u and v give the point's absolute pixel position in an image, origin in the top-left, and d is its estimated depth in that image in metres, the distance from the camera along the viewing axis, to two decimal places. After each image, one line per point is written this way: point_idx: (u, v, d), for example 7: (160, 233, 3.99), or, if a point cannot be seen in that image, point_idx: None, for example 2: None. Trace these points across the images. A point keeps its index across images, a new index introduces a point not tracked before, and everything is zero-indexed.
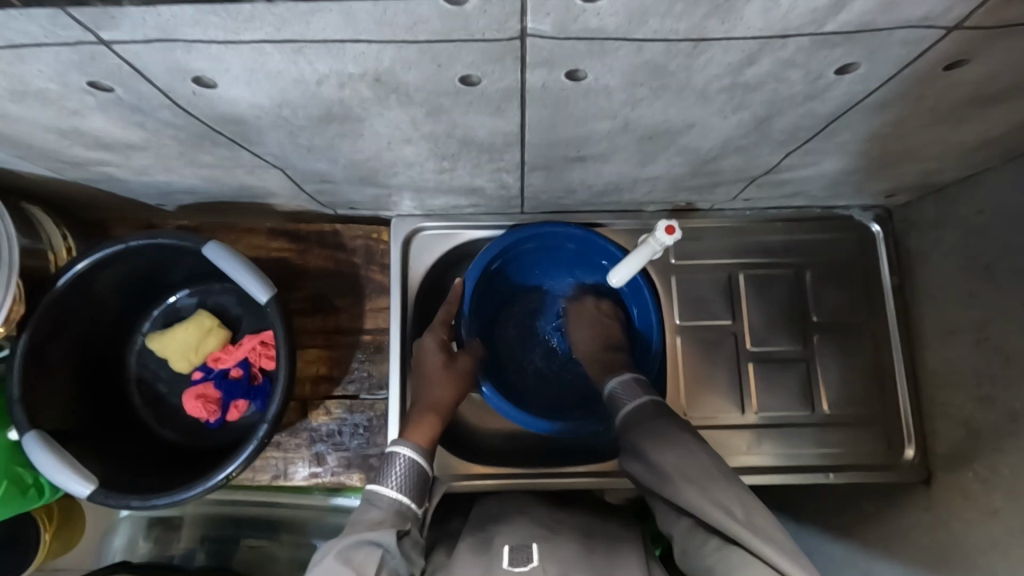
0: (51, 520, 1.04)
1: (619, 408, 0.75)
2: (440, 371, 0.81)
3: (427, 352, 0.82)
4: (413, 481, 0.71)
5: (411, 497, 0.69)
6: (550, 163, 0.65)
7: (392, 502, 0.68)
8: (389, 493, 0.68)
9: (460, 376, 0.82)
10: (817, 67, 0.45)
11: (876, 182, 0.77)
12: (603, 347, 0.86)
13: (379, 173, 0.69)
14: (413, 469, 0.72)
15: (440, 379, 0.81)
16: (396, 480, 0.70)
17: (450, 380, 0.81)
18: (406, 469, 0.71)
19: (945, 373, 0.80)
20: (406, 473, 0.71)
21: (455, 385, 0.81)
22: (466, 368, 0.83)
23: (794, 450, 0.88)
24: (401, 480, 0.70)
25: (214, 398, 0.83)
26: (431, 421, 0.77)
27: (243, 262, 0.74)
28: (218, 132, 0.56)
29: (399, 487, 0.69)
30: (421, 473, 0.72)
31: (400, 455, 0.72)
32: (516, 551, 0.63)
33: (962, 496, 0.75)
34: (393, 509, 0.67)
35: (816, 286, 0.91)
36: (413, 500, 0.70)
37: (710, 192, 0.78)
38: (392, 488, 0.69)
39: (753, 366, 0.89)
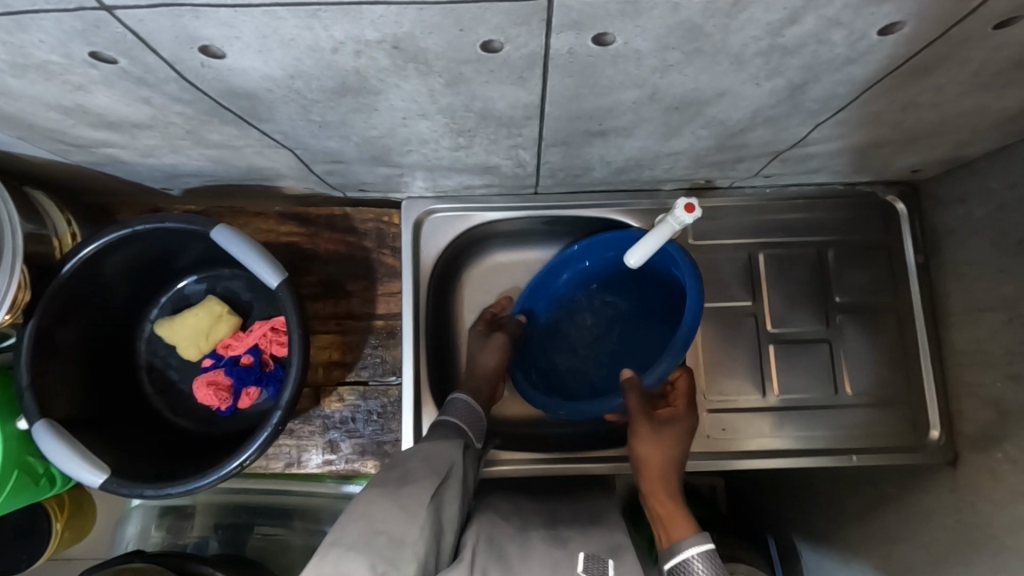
0: (62, 510, 1.04)
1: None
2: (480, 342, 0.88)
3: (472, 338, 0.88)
4: (473, 419, 0.78)
5: (471, 428, 0.76)
6: (569, 138, 0.62)
7: (455, 425, 0.75)
8: (453, 420, 0.75)
9: (499, 345, 0.86)
10: (861, 27, 0.42)
11: (904, 156, 0.75)
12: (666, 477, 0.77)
13: (392, 151, 0.66)
14: (471, 410, 0.79)
15: (485, 354, 0.86)
16: (458, 415, 0.77)
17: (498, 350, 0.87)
18: (467, 408, 0.78)
19: (973, 352, 0.78)
20: (467, 410, 0.78)
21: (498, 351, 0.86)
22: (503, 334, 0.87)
23: (816, 432, 0.86)
24: (463, 413, 0.77)
25: (225, 385, 0.81)
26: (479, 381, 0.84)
27: (254, 246, 0.72)
28: (227, 107, 0.53)
29: (461, 420, 0.76)
30: (478, 415, 0.79)
31: (459, 399, 0.79)
32: (591, 561, 0.61)
33: (989, 478, 0.73)
34: (453, 430, 0.74)
35: (839, 265, 0.88)
36: (473, 432, 0.76)
37: (732, 168, 0.75)
38: (456, 417, 0.76)
39: (774, 348, 0.88)
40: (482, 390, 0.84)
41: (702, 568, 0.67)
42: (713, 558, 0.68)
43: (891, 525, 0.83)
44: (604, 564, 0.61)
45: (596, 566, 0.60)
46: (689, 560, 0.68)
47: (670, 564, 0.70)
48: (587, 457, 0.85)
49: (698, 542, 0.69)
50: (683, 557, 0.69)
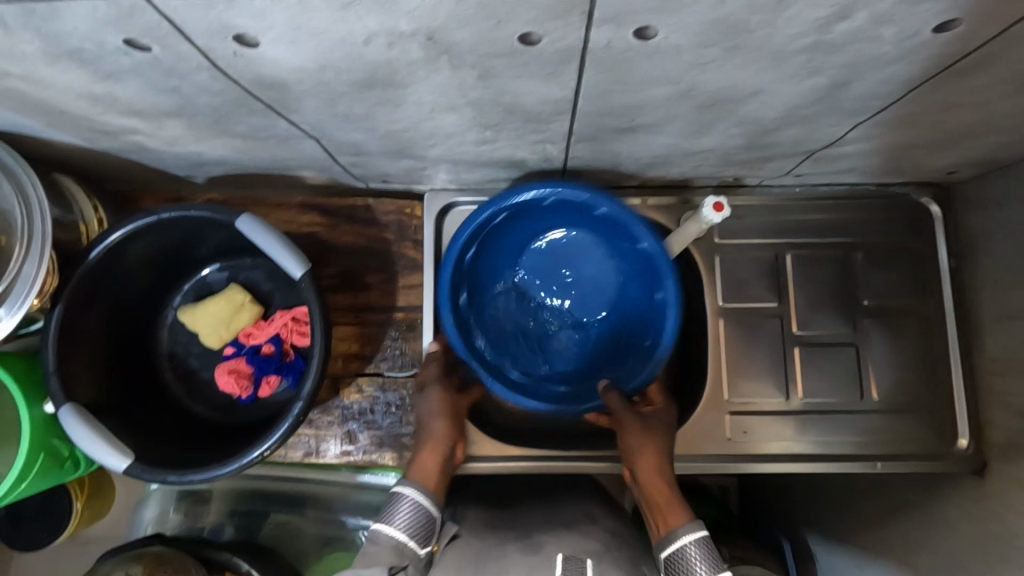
0: (82, 491, 1.06)
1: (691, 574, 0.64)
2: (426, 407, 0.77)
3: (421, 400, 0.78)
4: (418, 524, 0.65)
5: (414, 539, 0.64)
6: (598, 133, 0.61)
7: (390, 541, 0.62)
8: (391, 532, 0.63)
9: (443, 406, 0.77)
10: (912, 24, 0.41)
11: (941, 157, 0.72)
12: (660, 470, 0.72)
13: (418, 144, 0.66)
14: (419, 511, 0.65)
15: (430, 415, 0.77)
16: (402, 522, 0.64)
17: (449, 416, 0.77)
18: (413, 510, 0.65)
19: (1007, 360, 0.76)
20: (413, 514, 0.65)
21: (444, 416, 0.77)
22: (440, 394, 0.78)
23: (838, 436, 0.85)
24: (406, 521, 0.64)
25: (246, 373, 0.82)
26: (429, 459, 0.72)
27: (277, 236, 0.72)
28: (255, 98, 0.53)
29: (404, 529, 0.64)
30: (428, 514, 0.66)
31: (403, 496, 0.66)
32: (570, 563, 0.59)
33: (1018, 490, 0.72)
34: (389, 546, 0.62)
35: (868, 268, 0.86)
36: (417, 542, 0.64)
37: (762, 166, 0.74)
38: (396, 527, 0.64)
39: (798, 350, 0.86)
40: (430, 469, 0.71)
41: (697, 556, 0.64)
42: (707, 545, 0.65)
43: (915, 533, 0.82)
44: (583, 564, 0.59)
45: (575, 568, 0.58)
46: (686, 549, 0.65)
47: (667, 554, 0.66)
48: (607, 456, 0.84)
49: (693, 528, 0.66)
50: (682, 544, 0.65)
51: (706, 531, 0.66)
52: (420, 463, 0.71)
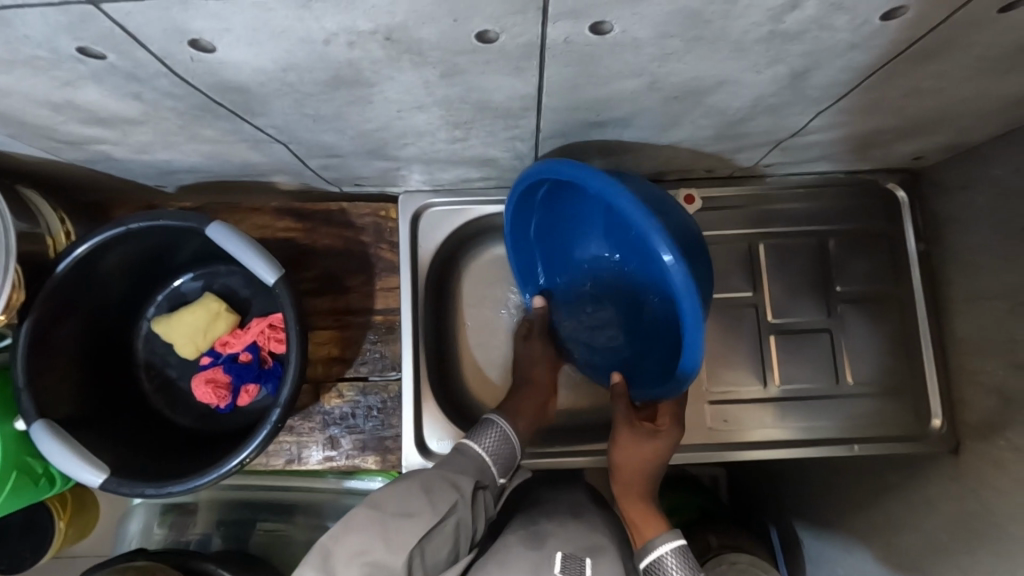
0: (65, 508, 1.04)
1: None
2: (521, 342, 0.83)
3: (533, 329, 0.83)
4: (502, 451, 0.73)
5: (497, 465, 0.71)
6: (567, 128, 0.62)
7: (477, 458, 0.70)
8: (478, 449, 0.71)
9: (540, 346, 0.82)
10: (864, 12, 0.41)
11: (906, 143, 0.74)
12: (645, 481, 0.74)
13: (389, 144, 0.66)
14: (504, 441, 0.74)
15: (525, 358, 0.82)
16: (488, 445, 0.72)
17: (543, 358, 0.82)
18: (498, 438, 0.73)
19: (977, 340, 0.78)
20: (498, 442, 0.73)
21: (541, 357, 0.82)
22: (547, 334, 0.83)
23: (818, 422, 0.86)
24: (493, 444, 0.72)
25: (224, 383, 0.81)
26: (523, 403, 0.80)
27: (250, 243, 0.71)
28: (219, 102, 0.53)
29: (488, 450, 0.72)
30: (511, 447, 0.74)
31: (495, 424, 0.74)
32: (569, 561, 0.59)
33: (991, 466, 0.74)
34: (474, 460, 0.69)
35: (840, 255, 0.88)
36: (497, 469, 0.71)
37: (732, 158, 0.75)
38: (483, 448, 0.72)
39: (775, 339, 0.87)
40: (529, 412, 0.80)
41: (675, 564, 0.66)
42: (685, 554, 0.67)
43: (894, 514, 0.84)
44: (582, 564, 0.59)
45: (575, 568, 0.59)
46: (662, 558, 0.67)
47: (646, 563, 0.68)
48: (591, 451, 0.84)
49: (671, 540, 0.68)
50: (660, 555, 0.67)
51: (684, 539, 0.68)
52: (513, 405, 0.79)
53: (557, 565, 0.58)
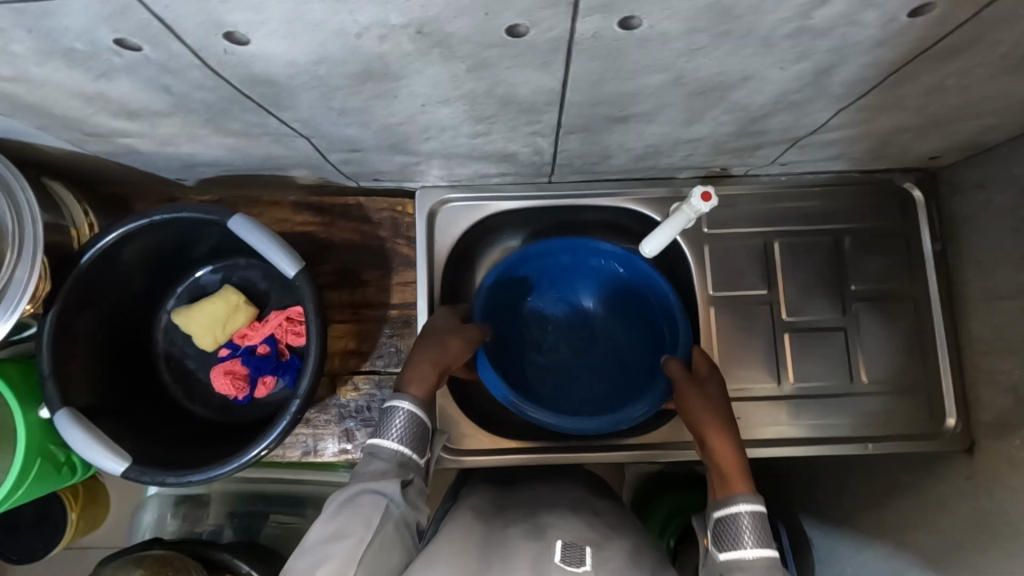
0: (76, 500, 1.06)
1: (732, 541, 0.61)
2: (448, 328, 0.80)
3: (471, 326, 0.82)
4: (414, 434, 0.68)
5: (413, 450, 0.67)
6: (589, 123, 0.62)
7: (393, 456, 0.66)
8: (390, 445, 0.66)
9: (468, 337, 0.80)
10: (893, 8, 0.42)
11: (924, 142, 0.74)
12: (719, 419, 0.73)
13: (411, 138, 0.66)
14: (413, 421, 0.69)
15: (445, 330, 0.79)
16: (397, 433, 0.67)
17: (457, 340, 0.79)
18: (407, 422, 0.68)
19: (993, 339, 0.78)
20: (406, 425, 0.68)
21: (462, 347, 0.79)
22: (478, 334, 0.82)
23: (831, 420, 0.86)
24: (401, 432, 0.68)
25: (242, 374, 0.82)
26: (428, 370, 0.74)
27: (270, 235, 0.72)
28: (247, 95, 0.53)
29: (400, 439, 0.67)
30: (422, 425, 0.69)
31: (400, 409, 0.68)
32: (570, 548, 0.58)
33: (1007, 463, 0.74)
34: (392, 462, 0.65)
35: (855, 253, 0.88)
36: (416, 453, 0.67)
37: (750, 155, 0.75)
38: (393, 440, 0.67)
39: (789, 336, 0.87)
40: (421, 383, 0.72)
41: (749, 526, 0.61)
42: (763, 519, 0.61)
43: (906, 511, 0.84)
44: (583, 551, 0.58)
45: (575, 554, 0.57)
46: (738, 516, 0.62)
47: (719, 514, 0.63)
48: (604, 446, 0.86)
49: (749, 500, 0.62)
50: (736, 511, 0.62)
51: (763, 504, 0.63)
52: (417, 373, 0.73)
53: (557, 556, 0.56)
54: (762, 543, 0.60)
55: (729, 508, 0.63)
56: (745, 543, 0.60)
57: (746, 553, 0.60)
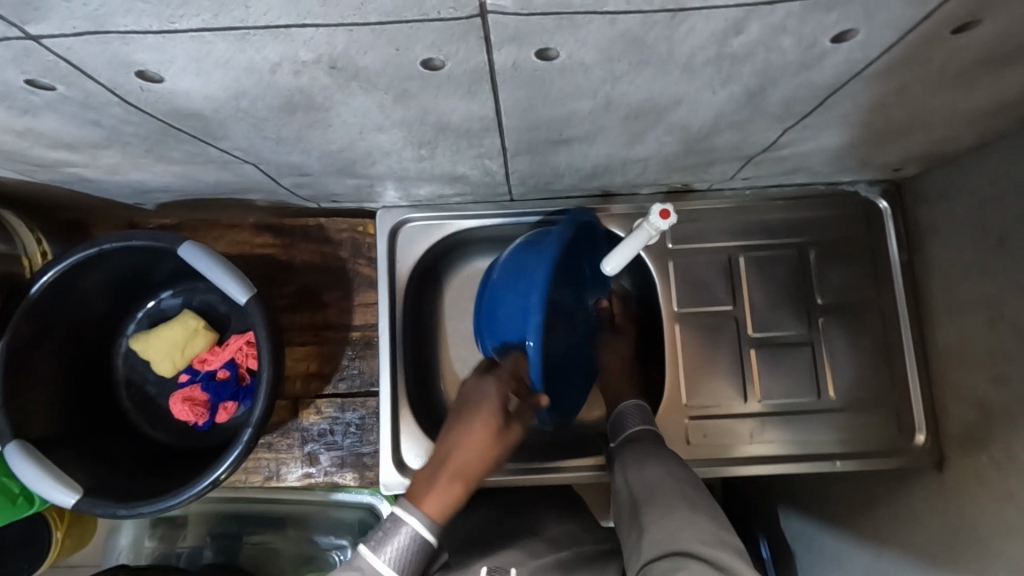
0: (62, 519, 1.03)
1: (619, 431, 0.77)
2: (488, 437, 0.66)
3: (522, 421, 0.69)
4: (411, 562, 0.61)
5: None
6: (532, 146, 0.61)
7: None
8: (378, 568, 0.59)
9: (511, 445, 0.67)
10: (811, 34, 0.41)
11: (882, 155, 0.73)
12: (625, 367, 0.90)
13: (357, 163, 0.66)
14: (417, 546, 0.61)
15: (484, 429, 0.66)
16: (391, 555, 0.60)
17: (495, 449, 0.66)
18: (408, 545, 0.61)
19: (959, 353, 0.77)
20: (406, 549, 0.60)
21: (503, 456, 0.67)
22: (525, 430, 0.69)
23: (801, 436, 0.85)
24: (396, 555, 0.60)
25: (202, 401, 0.81)
26: (459, 489, 0.64)
27: (220, 261, 0.71)
28: (178, 127, 0.53)
29: (392, 564, 0.60)
30: (425, 551, 0.62)
31: (407, 528, 0.61)
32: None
33: (974, 481, 0.73)
34: None
35: (822, 266, 0.87)
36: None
37: (706, 171, 0.74)
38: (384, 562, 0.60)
39: (755, 352, 0.86)
40: (444, 499, 0.63)
41: (631, 416, 0.77)
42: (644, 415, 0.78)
43: (879, 528, 0.83)
44: None
45: None
46: (623, 410, 0.79)
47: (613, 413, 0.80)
48: (569, 466, 0.84)
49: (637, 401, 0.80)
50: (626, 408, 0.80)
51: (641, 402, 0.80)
52: (446, 490, 0.63)
53: None
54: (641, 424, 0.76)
55: (618, 406, 0.81)
56: (628, 426, 0.76)
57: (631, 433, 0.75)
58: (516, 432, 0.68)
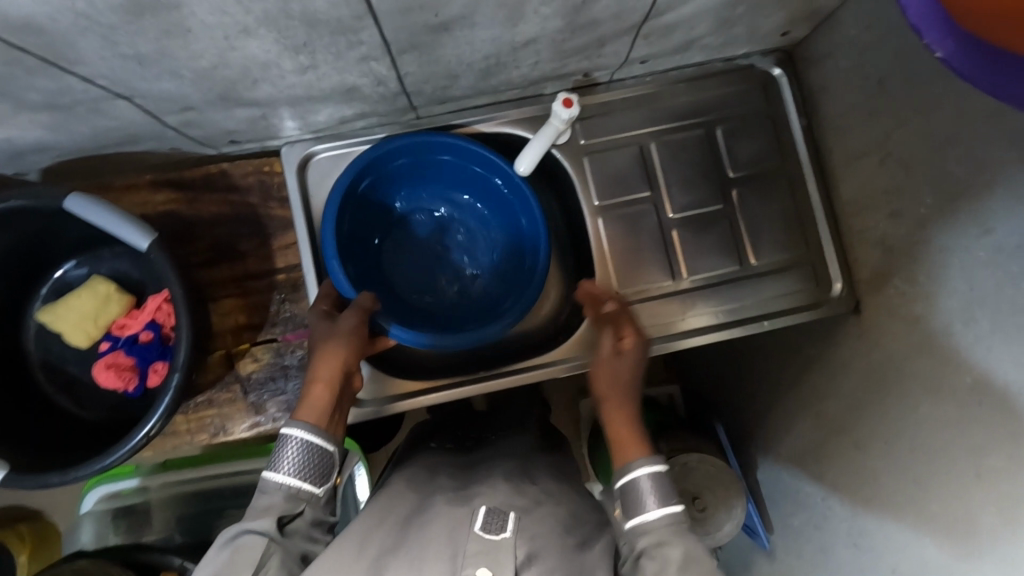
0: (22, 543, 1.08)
1: (636, 498, 0.63)
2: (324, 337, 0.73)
3: (631, 351, 0.76)
4: (307, 463, 0.63)
5: (306, 480, 0.62)
6: (414, 37, 0.60)
7: (281, 487, 0.60)
8: (277, 477, 0.61)
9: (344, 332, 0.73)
10: None
11: (763, 17, 0.75)
12: (631, 399, 0.74)
13: (238, 84, 0.63)
14: (306, 450, 0.63)
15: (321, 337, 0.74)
16: (288, 463, 0.62)
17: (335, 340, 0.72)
18: (299, 451, 0.63)
19: (858, 199, 0.81)
20: (298, 455, 0.62)
21: None
22: (353, 319, 0.74)
23: (730, 305, 0.88)
24: (294, 462, 0.62)
25: (128, 365, 0.77)
26: (320, 391, 0.68)
27: (114, 211, 0.68)
28: (22, 49, 0.50)
29: (291, 470, 0.62)
30: (319, 452, 0.64)
31: (290, 438, 0.63)
32: (491, 515, 0.60)
33: (888, 317, 0.78)
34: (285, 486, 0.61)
35: (728, 141, 0.89)
36: (312, 482, 0.62)
37: (600, 54, 0.74)
38: (283, 471, 0.61)
39: (678, 233, 0.89)
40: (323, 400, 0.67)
41: (650, 487, 0.63)
42: (664, 480, 0.64)
43: None
44: (503, 517, 0.60)
45: (496, 519, 0.59)
46: (634, 480, 0.64)
47: (618, 482, 0.65)
48: (516, 370, 0.86)
49: (648, 463, 0.65)
50: (636, 473, 0.64)
51: (661, 467, 0.65)
52: (309, 399, 0.67)
53: (477, 521, 0.58)
54: (664, 501, 0.62)
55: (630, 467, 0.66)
56: (645, 505, 0.62)
57: (649, 515, 0.62)
58: (618, 364, 0.76)
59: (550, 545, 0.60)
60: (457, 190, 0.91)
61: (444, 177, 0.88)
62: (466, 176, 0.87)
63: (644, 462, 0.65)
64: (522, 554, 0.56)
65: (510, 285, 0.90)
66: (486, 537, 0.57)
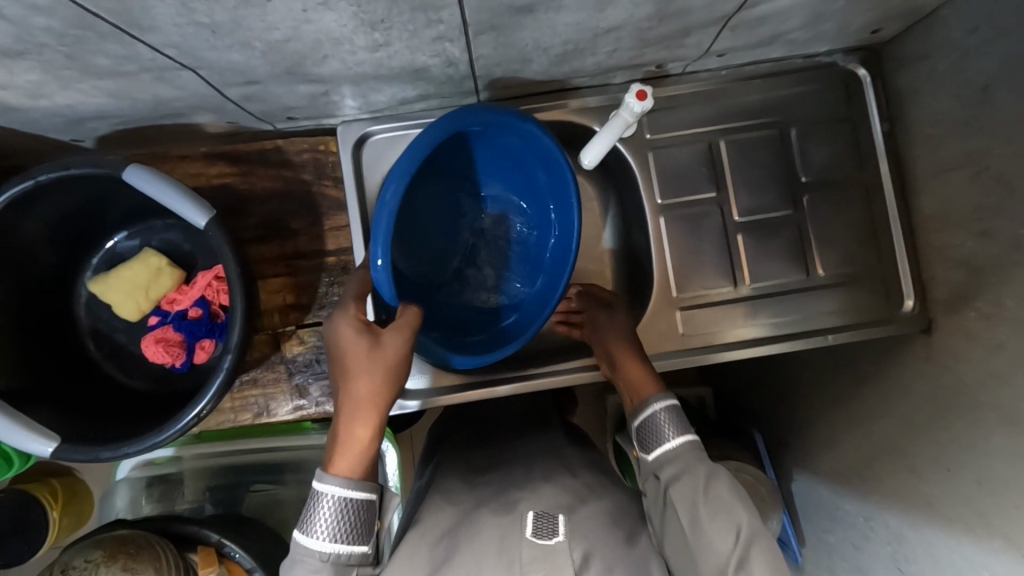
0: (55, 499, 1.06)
1: (659, 438, 0.66)
2: (361, 363, 0.61)
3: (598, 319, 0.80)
4: (346, 525, 0.58)
5: (349, 542, 0.58)
6: (495, 18, 0.57)
7: (324, 556, 0.57)
8: (317, 547, 0.57)
9: (389, 359, 0.62)
10: None
11: (859, 12, 0.70)
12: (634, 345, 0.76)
13: (306, 60, 0.61)
14: (342, 513, 0.58)
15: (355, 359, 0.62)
16: (324, 530, 0.58)
17: (376, 368, 0.61)
18: (335, 515, 0.58)
19: (942, 213, 0.76)
20: (335, 518, 0.58)
21: (382, 377, 0.61)
22: (399, 345, 0.62)
23: (791, 316, 0.84)
24: (330, 526, 0.58)
25: (176, 341, 0.77)
26: (362, 434, 0.61)
27: (174, 185, 0.66)
28: (98, 13, 0.48)
29: (329, 537, 0.57)
30: (359, 510, 0.59)
31: (325, 498, 0.58)
32: (541, 519, 0.59)
33: (966, 340, 0.73)
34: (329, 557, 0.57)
35: (802, 143, 0.84)
36: (356, 543, 0.59)
37: (680, 44, 0.70)
38: (321, 538, 0.57)
39: (742, 237, 0.85)
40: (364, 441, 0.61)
41: (667, 421, 0.66)
42: (676, 411, 0.67)
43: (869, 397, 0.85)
44: (553, 521, 0.59)
45: (546, 525, 0.58)
46: (655, 414, 0.67)
47: (639, 421, 0.68)
48: (564, 369, 0.84)
49: (664, 398, 0.68)
50: (655, 410, 0.67)
51: (675, 399, 0.68)
52: (351, 441, 0.60)
53: (528, 527, 0.58)
54: (680, 432, 0.65)
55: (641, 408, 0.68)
56: (667, 436, 0.65)
57: (671, 445, 0.65)
58: (618, 321, 0.79)
59: (602, 541, 0.59)
60: (501, 160, 0.82)
61: (496, 144, 0.79)
62: (522, 151, 0.79)
63: (657, 398, 0.68)
64: (579, 555, 0.56)
65: (529, 274, 0.87)
66: (539, 544, 0.56)
